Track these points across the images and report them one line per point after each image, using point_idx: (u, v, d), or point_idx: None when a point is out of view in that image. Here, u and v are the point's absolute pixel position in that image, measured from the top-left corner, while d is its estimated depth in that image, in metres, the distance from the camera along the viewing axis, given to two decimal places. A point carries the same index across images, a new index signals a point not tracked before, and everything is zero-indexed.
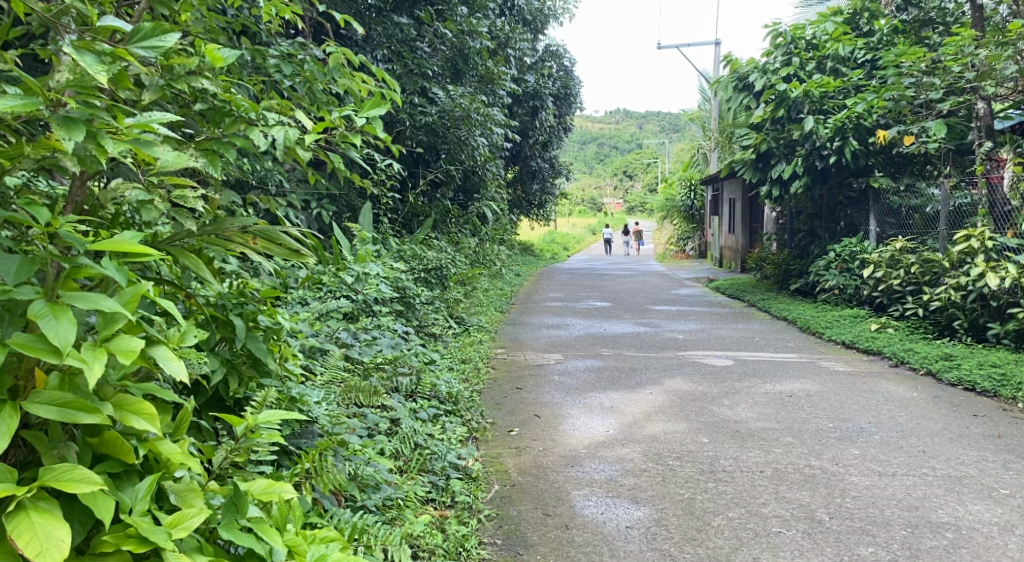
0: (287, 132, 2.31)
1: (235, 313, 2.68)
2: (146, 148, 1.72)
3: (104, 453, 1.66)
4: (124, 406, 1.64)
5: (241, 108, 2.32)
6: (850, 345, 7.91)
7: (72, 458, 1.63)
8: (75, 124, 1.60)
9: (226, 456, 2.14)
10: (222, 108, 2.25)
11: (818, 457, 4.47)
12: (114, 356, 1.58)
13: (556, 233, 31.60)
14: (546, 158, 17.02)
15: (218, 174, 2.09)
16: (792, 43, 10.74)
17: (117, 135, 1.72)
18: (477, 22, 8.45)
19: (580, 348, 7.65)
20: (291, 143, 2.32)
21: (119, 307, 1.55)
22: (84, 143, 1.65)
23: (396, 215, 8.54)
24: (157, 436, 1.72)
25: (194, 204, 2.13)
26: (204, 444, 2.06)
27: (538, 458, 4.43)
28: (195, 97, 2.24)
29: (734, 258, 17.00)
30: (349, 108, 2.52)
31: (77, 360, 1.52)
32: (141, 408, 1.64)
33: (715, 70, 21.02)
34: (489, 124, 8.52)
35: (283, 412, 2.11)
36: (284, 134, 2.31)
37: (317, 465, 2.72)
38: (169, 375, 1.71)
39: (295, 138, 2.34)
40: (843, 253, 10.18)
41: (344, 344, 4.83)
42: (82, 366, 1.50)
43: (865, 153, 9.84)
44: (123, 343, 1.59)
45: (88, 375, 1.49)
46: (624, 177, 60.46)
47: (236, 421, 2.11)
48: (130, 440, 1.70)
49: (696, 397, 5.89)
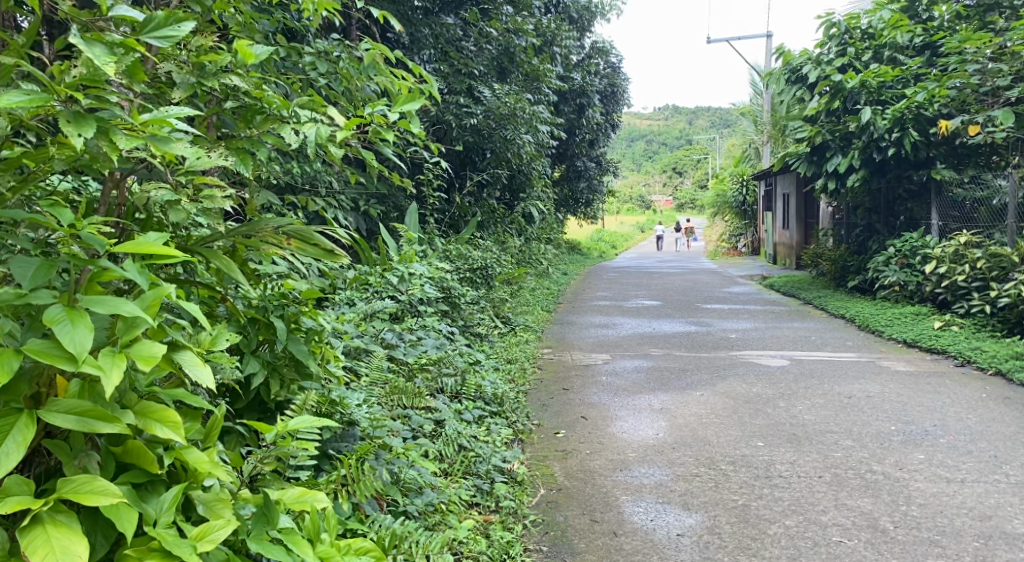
0: (319, 129, 2.18)
1: (276, 314, 2.66)
2: (164, 144, 1.66)
3: (128, 463, 1.62)
4: (148, 414, 1.59)
5: (273, 105, 2.24)
6: (911, 344, 7.64)
7: (93, 469, 1.58)
8: (85, 121, 1.56)
9: (259, 465, 2.08)
10: (255, 106, 2.19)
11: (880, 462, 4.29)
12: (135, 362, 1.53)
13: (604, 231, 31.33)
14: (593, 156, 16.83)
15: (248, 174, 2.05)
16: (847, 34, 10.45)
17: (135, 131, 1.67)
18: (523, 20, 8.35)
19: (629, 348, 7.51)
20: (324, 141, 2.18)
21: (138, 312, 1.49)
22: (96, 140, 1.61)
23: (443, 215, 8.49)
24: (183, 444, 1.67)
25: (221, 204, 2.05)
26: (236, 452, 2.01)
27: (585, 461, 4.32)
28: (226, 94, 2.19)
29: (789, 254, 16.64)
30: (383, 102, 2.42)
31: (93, 367, 1.46)
32: (165, 416, 1.59)
33: (768, 64, 20.63)
34: (535, 122, 8.43)
35: (319, 419, 2.05)
36: (316, 132, 2.18)
37: (354, 470, 2.64)
38: (195, 381, 1.66)
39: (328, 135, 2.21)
40: (904, 248, 9.94)
41: (389, 345, 4.79)
42: (98, 374, 1.45)
43: (926, 144, 9.51)
44: (144, 348, 1.54)
45: (105, 383, 1.44)
46: (674, 174, 59.81)
47: (268, 428, 2.06)
48: (155, 449, 1.65)
49: (751, 398, 5.72)
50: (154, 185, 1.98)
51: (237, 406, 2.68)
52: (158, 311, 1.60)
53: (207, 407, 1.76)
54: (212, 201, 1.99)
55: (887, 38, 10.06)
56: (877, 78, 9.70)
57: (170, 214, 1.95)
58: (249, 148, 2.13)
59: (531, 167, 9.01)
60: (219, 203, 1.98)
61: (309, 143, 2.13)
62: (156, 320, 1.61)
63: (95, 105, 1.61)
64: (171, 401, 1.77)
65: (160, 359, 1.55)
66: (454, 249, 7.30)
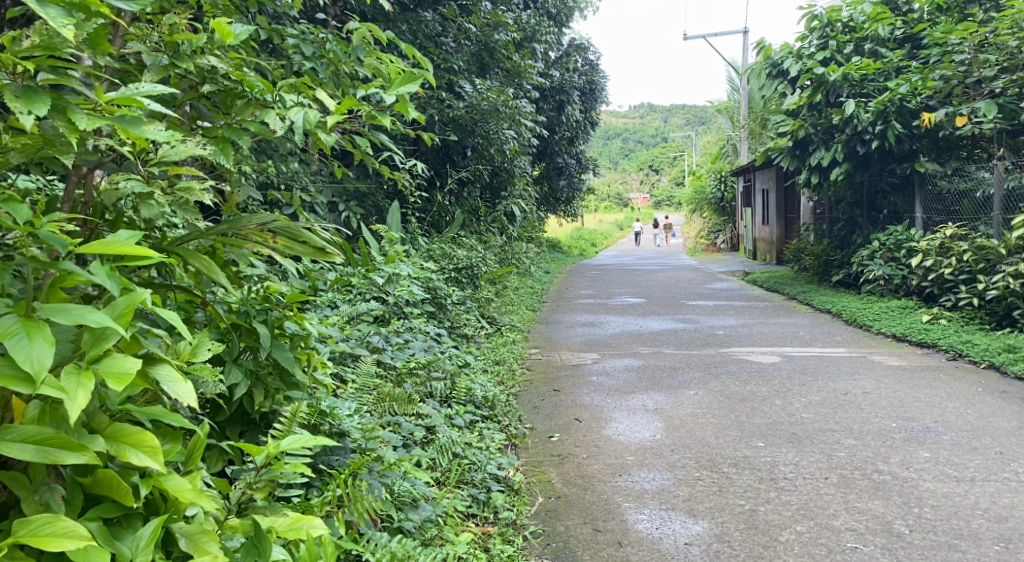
0: (307, 113, 1.97)
1: (258, 320, 2.57)
2: (133, 128, 1.48)
3: (98, 496, 1.43)
4: (121, 439, 1.40)
5: (255, 88, 2.02)
6: (901, 338, 7.56)
7: (57, 505, 1.39)
8: (36, 96, 1.38)
9: (246, 491, 1.88)
10: (234, 90, 1.98)
11: (886, 462, 4.16)
12: (105, 380, 1.33)
13: (583, 229, 31.18)
14: (572, 153, 16.68)
15: (230, 165, 1.86)
16: (829, 27, 10.34)
17: (98, 111, 1.49)
18: (503, 14, 8.15)
19: (617, 346, 7.36)
20: (312, 127, 1.98)
21: (107, 322, 1.29)
22: (52, 121, 1.43)
23: (425, 215, 8.32)
24: (161, 471, 1.47)
25: (200, 196, 1.80)
26: (219, 477, 1.81)
27: (582, 466, 4.15)
28: (204, 79, 1.97)
29: (769, 250, 16.59)
30: (375, 85, 2.22)
31: (55, 389, 1.27)
32: (140, 440, 1.39)
33: (744, 60, 20.59)
34: (517, 117, 8.24)
35: (313, 439, 1.85)
36: (303, 116, 1.97)
37: (348, 488, 2.44)
38: (175, 398, 1.46)
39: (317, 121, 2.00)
40: (889, 242, 9.86)
41: (376, 348, 4.60)
42: (61, 396, 1.26)
43: (910, 136, 9.46)
44: (115, 364, 1.34)
45: (70, 407, 1.25)
46: (650, 171, 59.87)
47: (255, 450, 1.86)
48: (130, 478, 1.46)
49: (746, 397, 5.59)
50: (123, 176, 1.76)
51: (218, 419, 2.58)
52: (130, 320, 1.40)
53: (188, 426, 1.57)
54: (196, 196, 1.79)
55: (869, 30, 9.96)
56: (860, 71, 9.63)
57: (141, 210, 1.74)
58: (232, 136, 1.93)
59: (514, 164, 8.83)
60: (203, 198, 1.78)
61: (296, 128, 1.93)
62: (129, 330, 1.41)
63: (51, 80, 1.44)
64: (147, 421, 1.58)
65: (133, 377, 1.36)
66: (437, 248, 7.13)
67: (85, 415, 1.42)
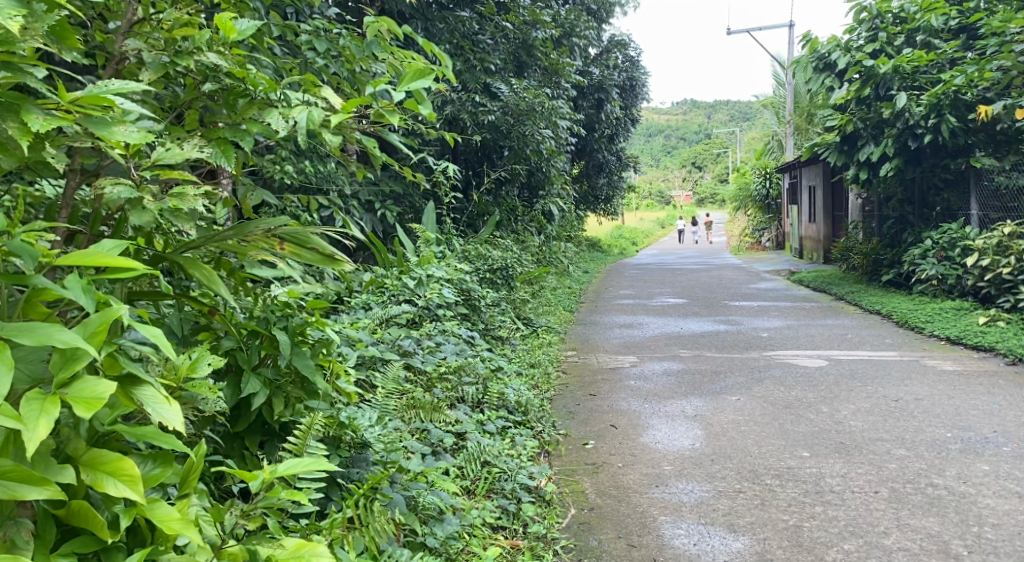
0: (311, 112, 1.83)
1: (280, 326, 2.49)
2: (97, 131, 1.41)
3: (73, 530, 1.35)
4: (97, 467, 1.32)
5: (258, 85, 1.90)
6: (956, 342, 7.26)
7: (23, 542, 1.30)
8: None
9: (241, 519, 1.78)
10: (237, 89, 1.89)
11: (941, 475, 3.95)
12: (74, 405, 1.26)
13: (624, 228, 30.86)
14: (612, 151, 16.47)
15: (230, 169, 1.79)
16: (878, 18, 10.00)
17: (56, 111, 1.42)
18: (541, 11, 8.01)
19: (656, 349, 7.17)
20: (318, 126, 1.83)
21: (74, 343, 1.22)
22: (4, 121, 1.38)
23: (461, 215, 8.22)
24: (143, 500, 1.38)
25: (193, 202, 1.68)
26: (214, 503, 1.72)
27: (617, 476, 4.00)
28: (204, 76, 1.88)
29: (816, 248, 16.21)
30: (385, 82, 2.08)
31: (13, 417, 1.20)
32: (119, 467, 1.32)
33: (790, 54, 20.16)
34: (554, 116, 8.10)
35: (315, 463, 1.72)
36: (308, 115, 1.83)
37: (362, 510, 2.34)
38: (157, 420, 1.39)
39: (322, 120, 1.85)
40: (942, 241, 9.53)
41: (406, 352, 4.50)
42: (20, 425, 1.19)
43: (965, 130, 9.12)
44: (86, 388, 1.27)
45: (27, 437, 1.19)
46: (694, 169, 59.19)
47: (253, 473, 1.76)
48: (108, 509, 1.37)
49: (791, 403, 5.38)
50: (111, 180, 1.65)
51: (236, 429, 2.50)
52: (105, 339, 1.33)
53: (175, 450, 1.48)
54: (185, 200, 1.67)
55: (921, 21, 9.63)
56: (912, 64, 9.33)
57: (131, 217, 1.64)
58: (233, 137, 1.84)
59: (552, 163, 8.67)
60: (192, 204, 1.65)
61: (299, 129, 1.79)
62: (104, 350, 1.34)
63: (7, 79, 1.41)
64: (133, 446, 1.50)
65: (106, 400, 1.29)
66: (472, 249, 7.02)
67: (59, 443, 1.35)
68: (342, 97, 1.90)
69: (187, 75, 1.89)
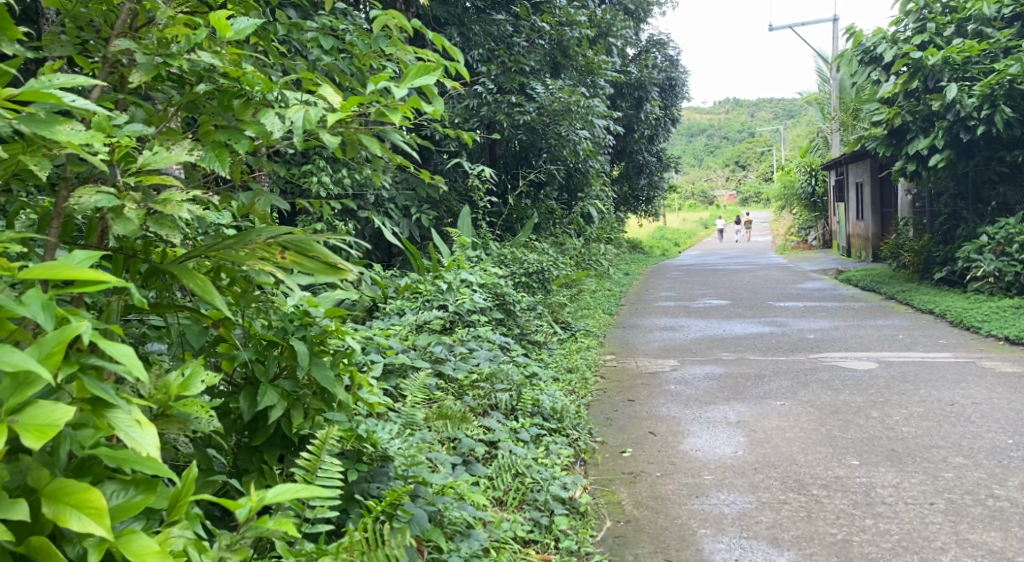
0: (308, 112, 1.79)
1: (297, 336, 2.42)
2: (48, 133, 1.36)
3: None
4: (63, 498, 1.28)
5: (255, 85, 1.90)
6: (1015, 341, 6.98)
7: None
8: None
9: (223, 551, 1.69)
10: (231, 90, 1.88)
11: (1002, 485, 3.80)
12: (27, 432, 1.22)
13: (666, 228, 30.45)
14: (652, 151, 16.22)
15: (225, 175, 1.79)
16: (926, 8, 9.64)
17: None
18: (576, 11, 7.87)
19: (698, 352, 6.98)
20: (314, 127, 1.79)
21: (26, 366, 1.18)
22: None
23: (497, 218, 8.11)
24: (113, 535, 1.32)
25: (178, 209, 1.63)
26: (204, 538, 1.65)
27: (656, 486, 3.85)
28: (199, 77, 1.88)
29: (865, 246, 15.78)
30: (390, 76, 1.99)
31: None
32: (85, 500, 1.27)
33: (835, 48, 19.72)
34: (591, 116, 7.98)
35: (305, 488, 1.71)
36: (304, 116, 1.79)
37: (373, 532, 2.23)
38: (130, 444, 1.36)
39: (318, 120, 1.80)
40: (1000, 235, 9.20)
41: (437, 359, 4.42)
42: None
43: (1021, 122, 8.81)
44: (43, 414, 1.23)
45: None
46: (737, 168, 58.42)
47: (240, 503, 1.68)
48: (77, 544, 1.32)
49: (839, 408, 5.17)
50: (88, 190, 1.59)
51: (255, 442, 2.40)
52: (64, 360, 1.29)
53: (155, 478, 1.44)
54: (173, 207, 1.61)
55: (972, 10, 9.31)
56: (963, 54, 9.04)
57: (114, 227, 1.59)
58: (228, 140, 1.83)
59: (589, 164, 8.52)
60: (180, 211, 1.59)
61: (293, 129, 1.75)
62: (64, 372, 1.30)
63: None
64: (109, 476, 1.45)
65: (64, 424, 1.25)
66: (508, 253, 6.93)
67: (20, 473, 1.31)
68: (340, 96, 1.87)
69: (183, 76, 1.90)
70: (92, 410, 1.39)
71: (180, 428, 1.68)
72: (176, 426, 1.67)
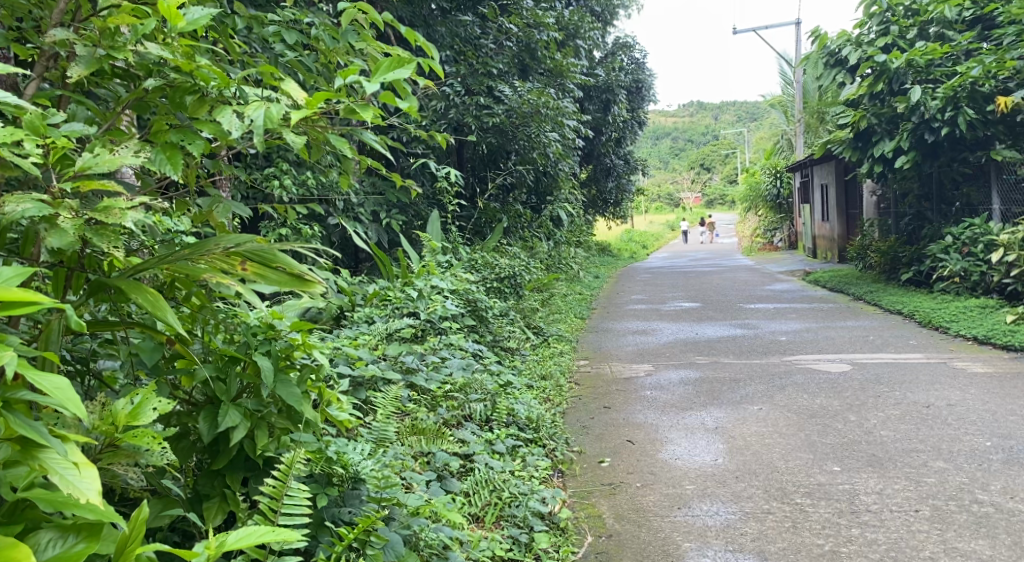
0: (270, 110, 1.68)
1: (261, 351, 2.26)
2: None
3: None
4: None
5: (211, 80, 1.76)
6: (984, 341, 6.99)
7: None
8: None
9: None
10: (184, 84, 1.77)
11: (985, 490, 3.74)
12: None
13: (633, 230, 30.48)
14: (620, 154, 16.18)
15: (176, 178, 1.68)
16: (889, 11, 9.67)
17: None
18: (543, 13, 7.76)
19: (671, 356, 6.89)
20: (277, 125, 1.68)
21: None
22: None
23: (467, 223, 7.98)
24: None
25: (122, 218, 1.52)
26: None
27: (636, 498, 3.73)
28: (147, 70, 1.79)
29: (831, 247, 15.87)
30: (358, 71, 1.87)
31: None
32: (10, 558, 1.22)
33: (797, 51, 19.86)
34: (560, 120, 7.88)
35: (270, 530, 1.60)
36: (266, 113, 1.68)
37: None
38: (65, 488, 1.32)
39: (281, 117, 1.69)
40: (965, 236, 9.23)
41: (409, 370, 4.27)
42: None
43: (984, 123, 8.87)
44: None
45: None
46: (701, 170, 58.84)
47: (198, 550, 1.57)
48: None
49: (817, 412, 5.10)
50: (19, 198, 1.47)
51: (216, 466, 2.24)
52: None
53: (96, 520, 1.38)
54: (116, 215, 1.53)
55: (934, 13, 9.36)
56: (926, 57, 9.07)
57: (50, 239, 1.48)
58: (181, 140, 1.73)
59: (559, 167, 8.42)
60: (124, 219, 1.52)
61: (255, 129, 1.65)
62: None
63: None
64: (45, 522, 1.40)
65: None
66: (479, 258, 6.80)
67: None
68: (304, 93, 1.78)
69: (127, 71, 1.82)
70: (23, 451, 1.35)
71: (128, 460, 1.67)
72: (124, 460, 1.66)
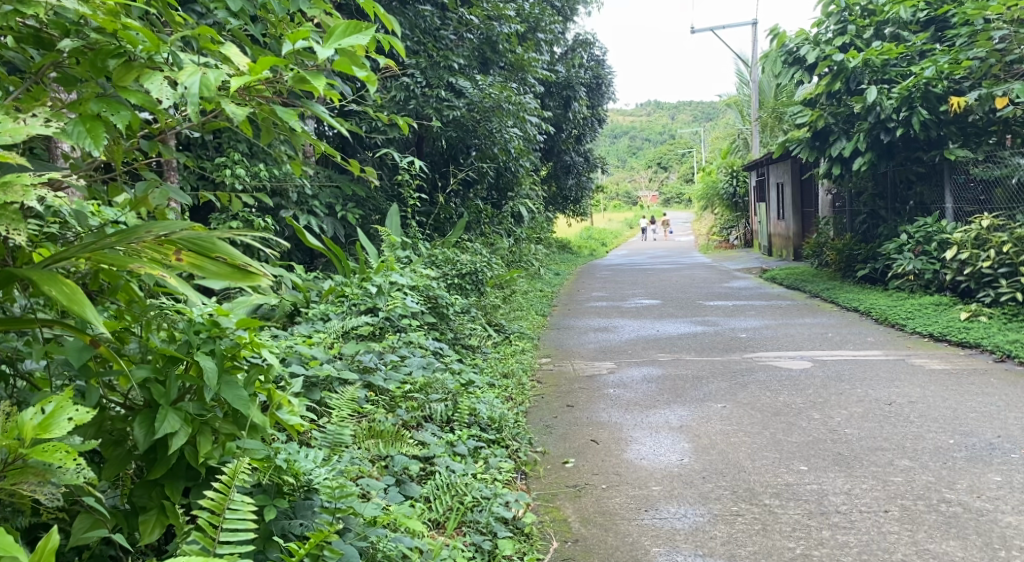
0: (206, 77, 1.61)
1: (206, 351, 2.11)
2: None
3: None
4: None
5: (139, 45, 1.74)
6: (940, 338, 7.02)
7: None
8: None
9: None
10: (107, 47, 1.74)
11: (952, 489, 3.68)
12: None
13: (593, 229, 30.44)
14: (579, 152, 16.12)
15: (96, 151, 1.63)
16: (846, 11, 9.70)
17: None
18: (504, 4, 7.59)
19: (634, 353, 6.81)
20: (213, 91, 1.61)
21: None
22: None
23: (425, 218, 7.82)
24: None
25: None
26: None
27: (602, 500, 3.61)
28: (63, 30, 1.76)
29: (787, 246, 15.97)
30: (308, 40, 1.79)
31: None
32: None
33: (755, 51, 19.95)
34: (521, 114, 7.73)
35: None
36: (201, 79, 1.61)
37: None
38: None
39: (218, 83, 1.62)
40: (918, 235, 9.28)
41: (366, 369, 4.10)
42: None
43: (937, 123, 8.93)
44: None
45: None
46: (658, 169, 59.18)
47: None
48: None
49: (780, 410, 5.04)
50: None
51: (152, 475, 2.05)
52: None
53: None
54: (19, 193, 1.47)
55: (890, 13, 9.39)
56: (881, 57, 9.08)
57: None
58: (104, 111, 1.68)
59: (519, 163, 8.29)
60: (29, 199, 1.46)
61: (190, 95, 1.57)
62: None
63: None
64: None
65: None
66: (439, 254, 6.63)
67: None
68: (247, 58, 1.68)
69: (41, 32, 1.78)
70: None
71: (38, 481, 1.52)
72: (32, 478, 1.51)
